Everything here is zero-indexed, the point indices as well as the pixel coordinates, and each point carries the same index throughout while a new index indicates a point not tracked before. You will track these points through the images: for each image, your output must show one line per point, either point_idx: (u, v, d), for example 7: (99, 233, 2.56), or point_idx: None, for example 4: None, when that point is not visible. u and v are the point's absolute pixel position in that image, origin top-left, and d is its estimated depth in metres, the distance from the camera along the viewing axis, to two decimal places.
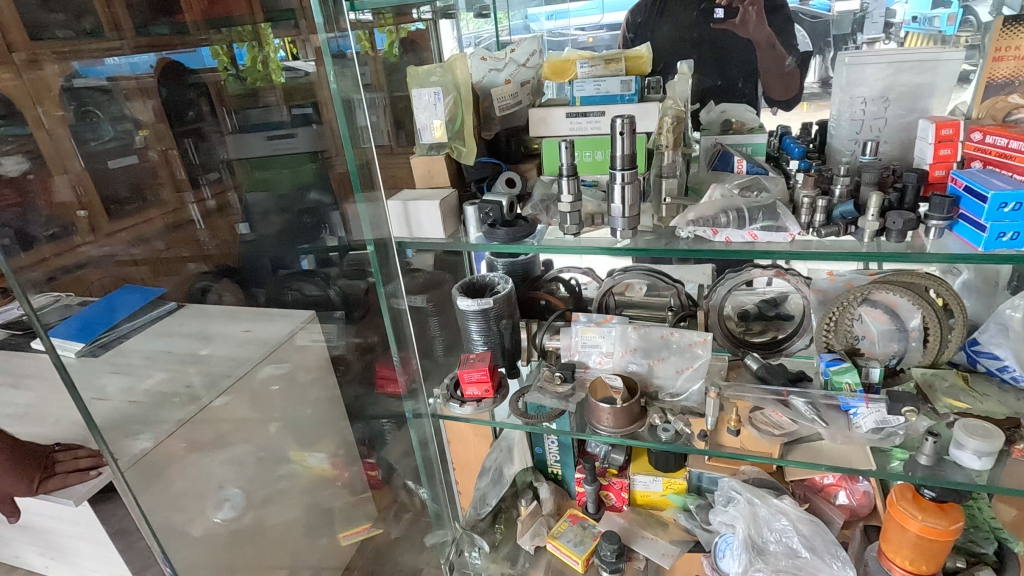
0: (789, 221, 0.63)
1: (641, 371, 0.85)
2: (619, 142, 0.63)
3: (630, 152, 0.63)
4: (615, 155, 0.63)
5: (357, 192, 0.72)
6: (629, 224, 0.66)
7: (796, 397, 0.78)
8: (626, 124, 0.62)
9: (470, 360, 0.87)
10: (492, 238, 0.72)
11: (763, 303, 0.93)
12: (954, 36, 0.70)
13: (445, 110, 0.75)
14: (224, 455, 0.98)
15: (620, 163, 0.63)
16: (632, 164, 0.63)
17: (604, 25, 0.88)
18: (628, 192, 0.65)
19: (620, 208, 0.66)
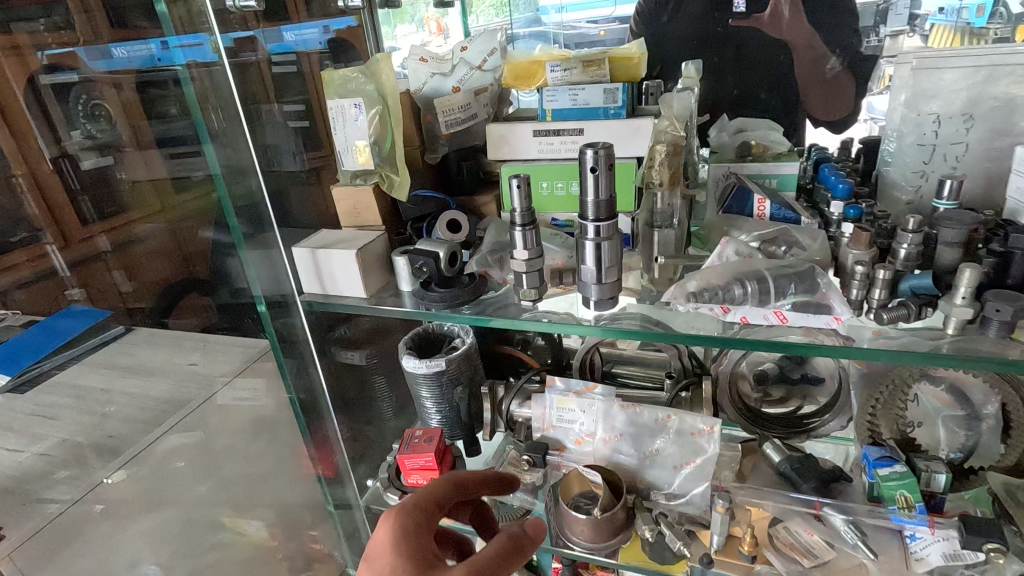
0: (834, 297, 0.43)
1: (629, 463, 0.66)
2: (590, 183, 0.43)
3: (607, 197, 0.44)
4: (588, 200, 0.44)
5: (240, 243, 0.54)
6: (609, 293, 0.48)
7: (833, 511, 0.59)
8: (605, 156, 0.42)
9: (414, 442, 0.69)
10: (426, 302, 0.54)
11: (786, 361, 0.71)
12: (978, 29, 0.54)
13: (371, 128, 0.57)
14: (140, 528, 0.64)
15: (592, 214, 0.45)
16: (611, 214, 0.45)
17: (617, 17, 0.68)
18: (610, 248, 0.46)
19: (594, 271, 0.47)
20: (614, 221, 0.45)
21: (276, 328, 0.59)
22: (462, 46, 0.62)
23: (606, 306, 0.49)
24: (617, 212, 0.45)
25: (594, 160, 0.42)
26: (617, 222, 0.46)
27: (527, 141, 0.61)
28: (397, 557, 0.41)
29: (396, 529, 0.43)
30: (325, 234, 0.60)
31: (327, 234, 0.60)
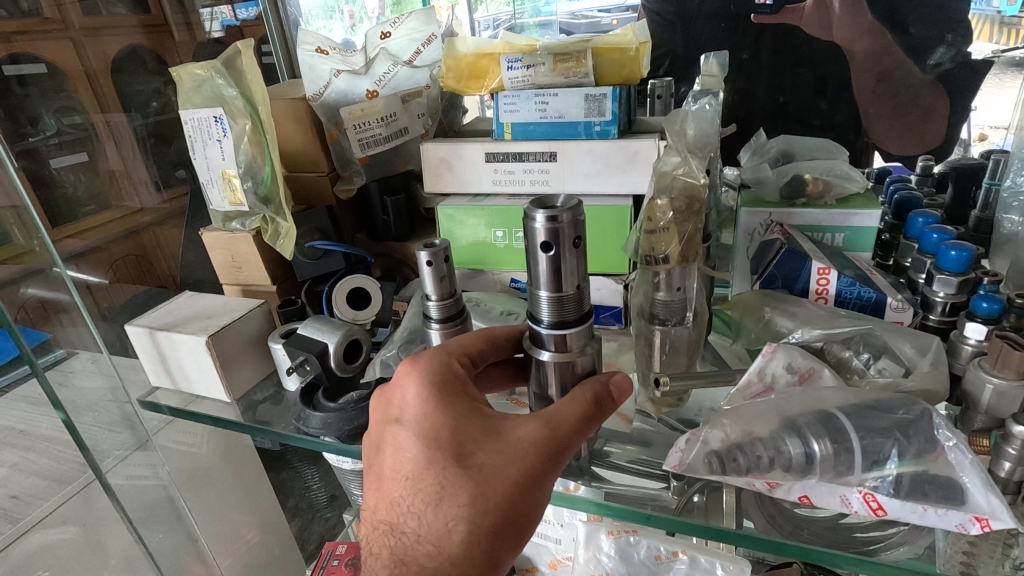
0: (973, 477, 0.24)
1: None
2: (541, 268, 0.24)
3: (574, 287, 0.25)
4: (537, 290, 0.26)
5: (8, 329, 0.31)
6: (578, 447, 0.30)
7: None
8: (571, 226, 0.24)
9: (332, 566, 0.53)
10: (306, 423, 0.35)
11: None
12: (1012, 19, 0.39)
13: (240, 152, 0.39)
14: None
15: (549, 315, 0.26)
16: (582, 312, 0.26)
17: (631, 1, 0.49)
18: (578, 368, 0.28)
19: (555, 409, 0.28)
20: (585, 322, 0.27)
21: (87, 437, 0.37)
22: (386, 32, 0.44)
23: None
24: (591, 307, 0.27)
25: (549, 235, 0.23)
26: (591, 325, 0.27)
27: (477, 169, 0.43)
28: (442, 414, 0.26)
29: (429, 385, 0.27)
30: (182, 299, 0.42)
31: (184, 299, 0.42)
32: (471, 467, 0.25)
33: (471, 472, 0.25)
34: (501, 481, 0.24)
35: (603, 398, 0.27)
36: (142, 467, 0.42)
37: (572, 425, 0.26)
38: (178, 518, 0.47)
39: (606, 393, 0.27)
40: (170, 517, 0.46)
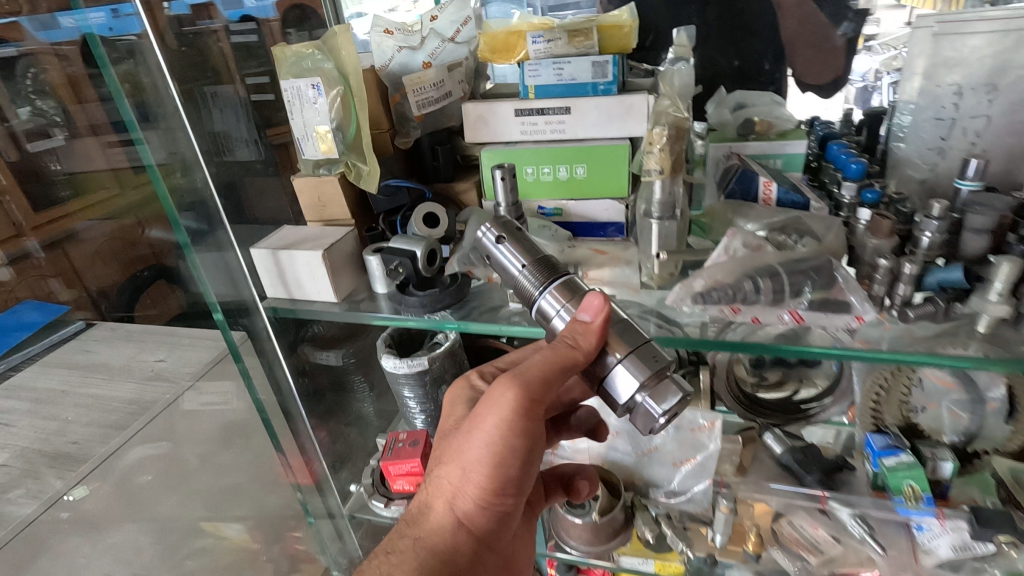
0: (855, 294, 0.40)
1: (626, 462, 0.63)
2: (503, 255, 0.40)
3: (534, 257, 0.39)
4: (518, 276, 0.39)
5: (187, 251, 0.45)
6: (661, 377, 0.35)
7: (837, 503, 0.56)
8: (500, 227, 0.40)
9: (396, 447, 0.66)
10: (403, 307, 0.49)
11: None
12: None
13: (332, 112, 0.51)
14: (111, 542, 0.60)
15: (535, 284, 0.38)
16: (557, 267, 0.39)
17: None
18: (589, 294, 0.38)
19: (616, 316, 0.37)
20: (562, 278, 0.38)
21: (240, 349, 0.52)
22: (432, 16, 0.56)
23: (671, 396, 0.34)
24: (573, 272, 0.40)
25: (495, 235, 0.40)
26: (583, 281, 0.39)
27: (508, 123, 0.55)
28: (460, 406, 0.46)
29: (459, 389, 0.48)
30: (285, 230, 0.54)
31: (287, 230, 0.54)
32: (466, 419, 0.43)
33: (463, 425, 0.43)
34: (477, 427, 0.41)
35: (572, 332, 0.36)
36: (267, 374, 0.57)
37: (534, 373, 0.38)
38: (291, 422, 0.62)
39: (584, 321, 0.36)
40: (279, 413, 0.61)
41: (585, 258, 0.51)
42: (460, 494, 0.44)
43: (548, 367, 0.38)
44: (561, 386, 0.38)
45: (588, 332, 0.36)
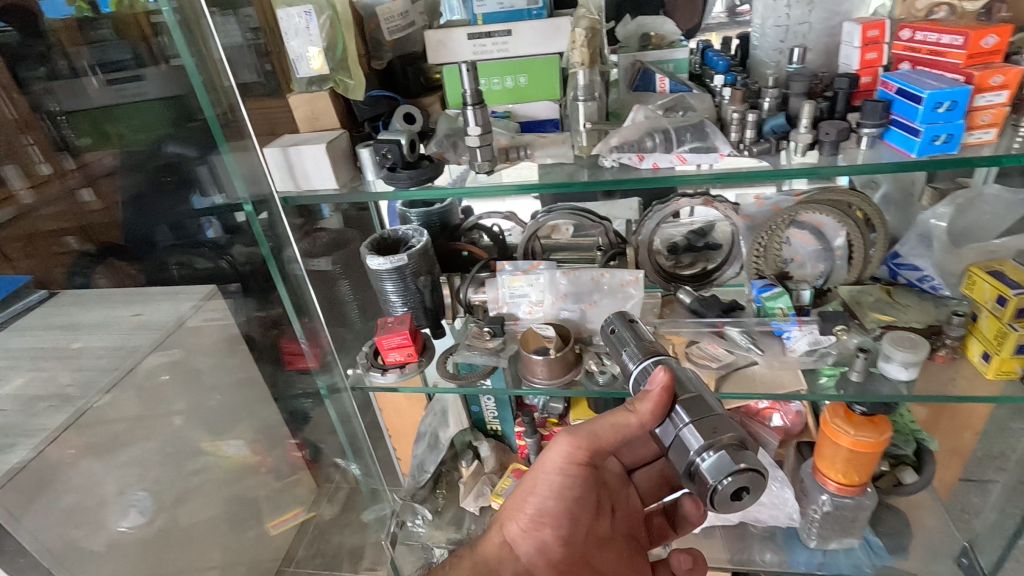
0: (719, 139, 0.56)
1: (573, 318, 0.80)
2: (617, 339, 0.61)
3: (638, 340, 0.59)
4: (628, 353, 0.58)
5: (222, 144, 0.61)
6: (728, 447, 0.47)
7: (730, 327, 0.75)
8: None
9: (387, 325, 0.79)
10: (394, 185, 0.62)
11: (691, 234, 0.86)
12: None
13: (322, 34, 0.63)
14: (123, 458, 0.90)
15: (633, 353, 0.58)
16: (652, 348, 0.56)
17: None
18: (686, 379, 0.54)
19: (700, 392, 0.52)
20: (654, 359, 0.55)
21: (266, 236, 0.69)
22: None
23: (728, 466, 0.46)
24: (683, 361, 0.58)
25: None
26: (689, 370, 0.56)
27: (461, 45, 0.69)
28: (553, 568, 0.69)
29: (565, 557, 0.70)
30: (289, 137, 0.66)
31: (290, 137, 0.66)
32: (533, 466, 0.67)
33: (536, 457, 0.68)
34: (539, 462, 0.66)
35: (637, 399, 0.54)
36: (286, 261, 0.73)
37: (587, 425, 0.62)
38: (303, 301, 0.78)
39: (649, 389, 0.54)
40: (288, 294, 0.77)
41: (531, 142, 0.66)
42: (513, 514, 0.66)
43: (600, 421, 0.60)
44: (607, 434, 0.59)
45: (647, 397, 0.53)
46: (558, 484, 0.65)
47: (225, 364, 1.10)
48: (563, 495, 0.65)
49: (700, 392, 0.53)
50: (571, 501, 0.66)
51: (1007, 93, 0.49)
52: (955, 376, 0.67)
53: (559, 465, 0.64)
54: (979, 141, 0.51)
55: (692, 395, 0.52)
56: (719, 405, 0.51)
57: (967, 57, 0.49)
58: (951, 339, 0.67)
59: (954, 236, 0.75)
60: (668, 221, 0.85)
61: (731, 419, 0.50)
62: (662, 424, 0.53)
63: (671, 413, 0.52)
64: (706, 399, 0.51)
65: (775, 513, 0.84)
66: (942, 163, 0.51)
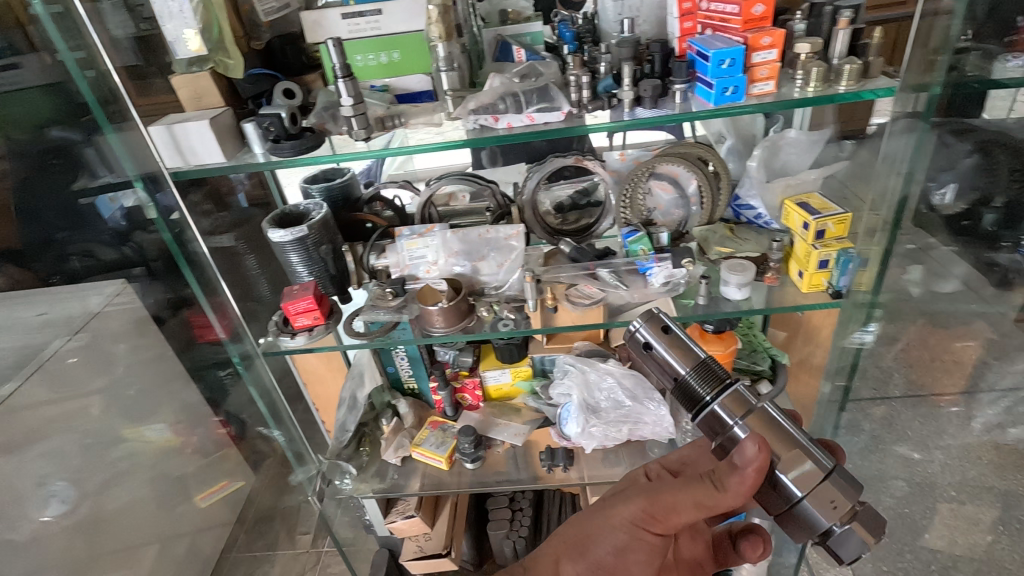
0: (561, 100, 0.65)
1: (465, 273, 0.88)
2: (659, 354, 0.57)
3: (697, 364, 0.56)
4: (679, 364, 0.57)
5: (105, 126, 0.65)
6: (851, 518, 0.52)
7: (601, 269, 0.85)
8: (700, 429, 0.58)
9: (293, 292, 0.85)
10: (280, 155, 0.68)
11: (576, 193, 0.96)
12: None
13: (196, 15, 0.66)
14: (41, 449, 0.92)
15: (707, 390, 0.56)
16: (725, 379, 0.55)
17: None
18: (786, 432, 0.54)
19: (805, 452, 0.52)
20: (714, 375, 0.56)
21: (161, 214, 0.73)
22: None
23: (854, 537, 0.51)
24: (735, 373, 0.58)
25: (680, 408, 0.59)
26: (761, 408, 0.55)
27: (337, 25, 0.73)
28: None
29: None
30: (173, 115, 0.69)
31: (175, 114, 0.70)
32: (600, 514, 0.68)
33: (608, 500, 0.69)
34: (608, 513, 0.67)
35: (735, 479, 0.52)
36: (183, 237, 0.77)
37: (667, 495, 0.61)
38: (206, 276, 0.82)
39: (741, 465, 0.51)
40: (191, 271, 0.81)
41: (405, 112, 0.71)
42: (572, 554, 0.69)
43: (678, 499, 0.59)
44: (686, 511, 0.59)
45: (744, 480, 0.52)
46: (627, 539, 0.65)
47: (140, 349, 1.12)
48: (634, 553, 0.65)
49: (801, 447, 0.53)
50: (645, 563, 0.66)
51: (775, 52, 0.60)
52: (782, 293, 0.80)
53: (626, 523, 0.65)
54: (762, 92, 0.63)
55: (796, 458, 0.52)
56: (824, 465, 0.52)
57: (743, 23, 0.61)
58: (775, 262, 0.79)
59: (771, 172, 0.87)
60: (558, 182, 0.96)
61: (845, 482, 0.52)
62: (772, 495, 0.54)
63: (781, 486, 0.53)
64: (814, 462, 0.52)
65: (656, 430, 0.94)
66: (734, 111, 0.62)
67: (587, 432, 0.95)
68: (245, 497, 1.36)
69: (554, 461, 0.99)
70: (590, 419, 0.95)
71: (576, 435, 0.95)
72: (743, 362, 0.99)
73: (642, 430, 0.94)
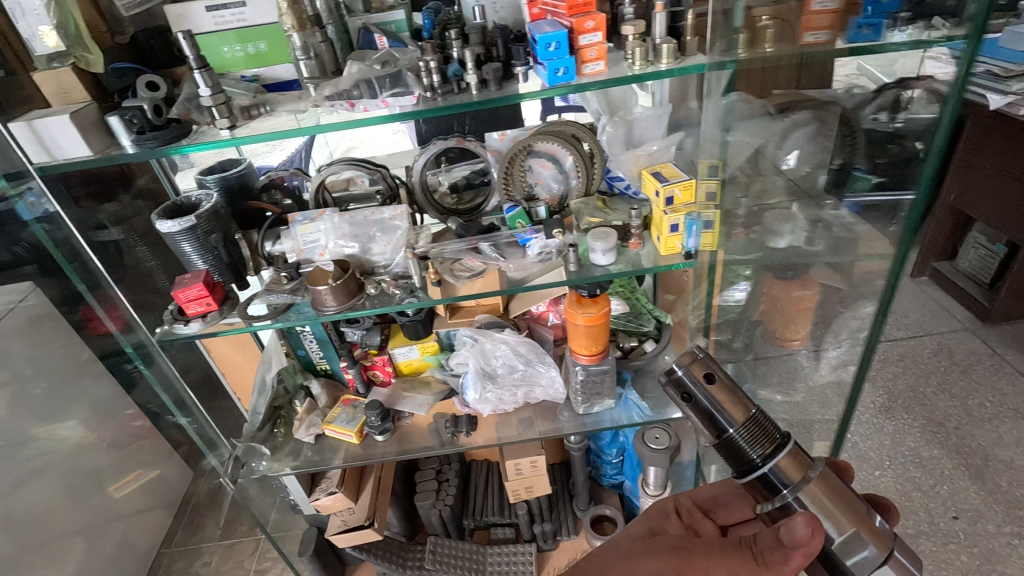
0: (413, 84, 0.70)
1: (355, 253, 0.92)
2: (698, 393, 0.56)
3: (747, 421, 0.55)
4: (710, 406, 0.56)
5: None
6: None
7: (483, 243, 0.91)
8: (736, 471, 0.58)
9: (183, 281, 0.87)
10: (145, 147, 0.70)
11: (472, 173, 1.01)
12: None
13: (50, 13, 0.67)
14: None
15: (760, 456, 0.55)
16: (781, 441, 0.55)
17: None
18: (842, 509, 0.53)
19: (863, 529, 0.53)
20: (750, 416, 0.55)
21: None
22: None
23: None
24: (787, 432, 0.57)
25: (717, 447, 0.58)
26: (820, 474, 0.55)
27: (202, 17, 0.75)
28: None
29: None
30: (36, 110, 0.71)
31: (37, 110, 0.71)
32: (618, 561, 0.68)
33: (629, 550, 0.69)
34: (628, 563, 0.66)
35: (785, 562, 0.52)
36: (60, 233, 0.79)
37: (699, 557, 0.62)
38: (89, 269, 0.83)
39: (789, 546, 0.52)
40: (71, 265, 0.82)
41: (272, 99, 0.75)
42: None
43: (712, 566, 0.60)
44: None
45: (790, 560, 0.52)
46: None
47: (46, 348, 1.12)
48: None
49: (866, 525, 0.53)
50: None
51: (601, 34, 0.66)
52: (643, 256, 0.87)
53: None
54: (594, 71, 0.68)
55: (855, 537, 0.52)
56: (883, 543, 0.53)
57: (569, 8, 0.66)
58: (636, 228, 0.87)
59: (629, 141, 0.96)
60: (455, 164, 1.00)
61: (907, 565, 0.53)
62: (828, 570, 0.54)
63: (839, 566, 0.53)
64: (873, 547, 0.52)
65: (548, 390, 1.06)
66: (567, 90, 0.68)
67: (483, 397, 1.04)
68: (161, 481, 1.39)
69: (457, 427, 1.05)
70: (486, 385, 1.04)
71: (475, 402, 1.04)
72: (631, 325, 1.08)
73: (536, 392, 1.06)
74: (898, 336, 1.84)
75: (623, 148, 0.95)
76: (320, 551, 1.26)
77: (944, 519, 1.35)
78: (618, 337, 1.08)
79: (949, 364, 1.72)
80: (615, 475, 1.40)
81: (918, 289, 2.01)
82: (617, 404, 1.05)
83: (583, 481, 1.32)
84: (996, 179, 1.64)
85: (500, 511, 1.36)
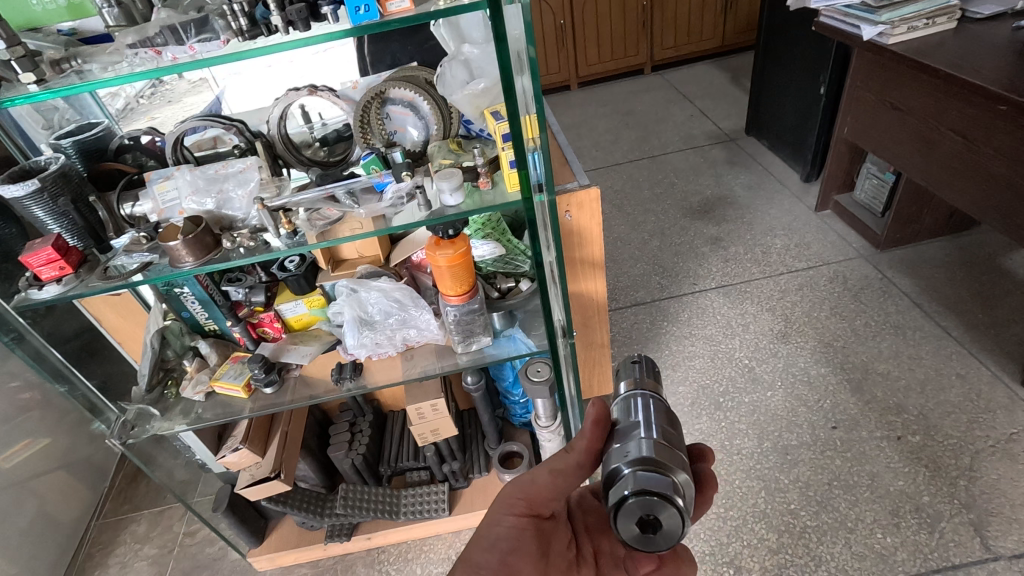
0: (222, 29, 0.70)
1: (210, 209, 0.93)
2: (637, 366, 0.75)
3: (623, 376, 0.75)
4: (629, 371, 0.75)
5: None
6: (637, 466, 0.59)
7: (338, 190, 0.93)
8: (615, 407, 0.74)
9: (32, 246, 0.86)
10: None
11: (344, 126, 1.04)
12: None
13: None
14: None
15: (626, 386, 0.72)
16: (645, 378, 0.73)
17: None
18: (640, 413, 0.67)
19: (642, 423, 0.65)
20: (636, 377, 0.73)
21: None
22: None
23: (631, 479, 0.58)
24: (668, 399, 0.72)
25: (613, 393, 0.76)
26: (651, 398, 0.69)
27: None
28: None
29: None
30: None
31: None
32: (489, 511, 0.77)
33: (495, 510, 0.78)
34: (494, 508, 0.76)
35: (583, 430, 0.70)
36: None
37: (529, 474, 0.76)
38: None
39: (585, 423, 0.70)
40: None
41: (85, 53, 0.73)
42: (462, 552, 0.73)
43: (539, 471, 0.75)
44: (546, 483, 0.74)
45: (585, 429, 0.70)
46: (514, 539, 0.73)
47: None
48: (524, 547, 0.73)
49: (648, 419, 0.66)
50: (536, 550, 0.73)
51: None
52: (491, 194, 0.90)
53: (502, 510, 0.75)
54: (401, 9, 0.68)
55: (629, 424, 0.66)
56: (649, 432, 0.63)
57: None
58: (481, 167, 0.89)
59: (468, 78, 0.98)
60: (325, 116, 1.05)
61: (652, 446, 0.61)
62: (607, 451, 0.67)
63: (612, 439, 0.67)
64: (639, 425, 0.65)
65: (423, 331, 1.11)
66: (373, 28, 0.68)
67: (361, 342, 1.11)
68: (52, 446, 1.45)
69: (342, 375, 1.09)
70: (363, 331, 1.10)
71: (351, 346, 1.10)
72: (507, 266, 1.15)
73: (411, 332, 1.11)
74: (801, 267, 1.93)
75: (462, 88, 0.96)
76: (235, 506, 1.30)
77: (824, 430, 1.46)
78: (496, 279, 1.14)
79: (842, 290, 1.82)
80: (524, 414, 1.47)
81: (823, 222, 2.10)
82: (493, 343, 1.12)
83: (489, 421, 1.38)
84: (878, 109, 1.72)
85: (414, 456, 1.42)
